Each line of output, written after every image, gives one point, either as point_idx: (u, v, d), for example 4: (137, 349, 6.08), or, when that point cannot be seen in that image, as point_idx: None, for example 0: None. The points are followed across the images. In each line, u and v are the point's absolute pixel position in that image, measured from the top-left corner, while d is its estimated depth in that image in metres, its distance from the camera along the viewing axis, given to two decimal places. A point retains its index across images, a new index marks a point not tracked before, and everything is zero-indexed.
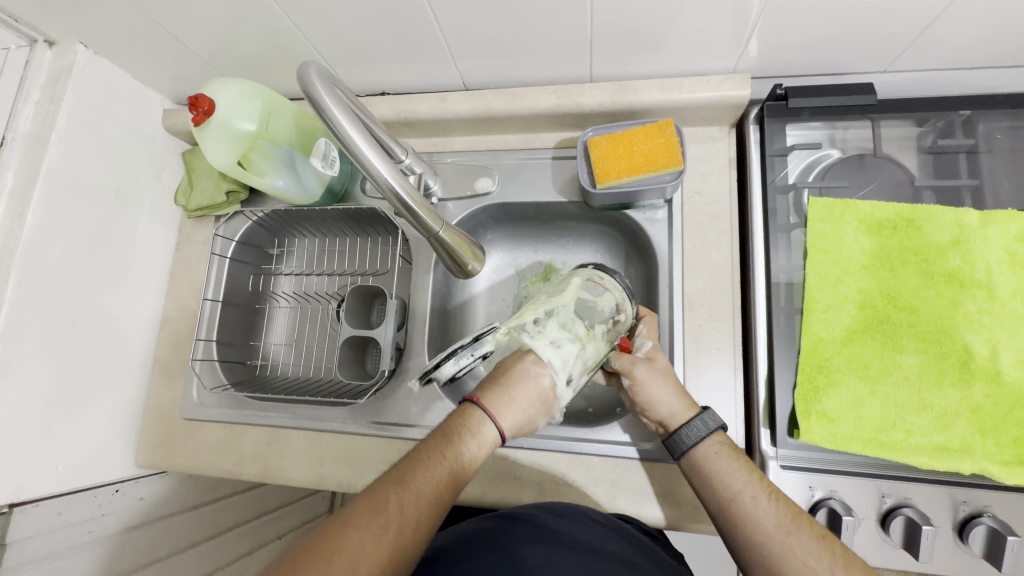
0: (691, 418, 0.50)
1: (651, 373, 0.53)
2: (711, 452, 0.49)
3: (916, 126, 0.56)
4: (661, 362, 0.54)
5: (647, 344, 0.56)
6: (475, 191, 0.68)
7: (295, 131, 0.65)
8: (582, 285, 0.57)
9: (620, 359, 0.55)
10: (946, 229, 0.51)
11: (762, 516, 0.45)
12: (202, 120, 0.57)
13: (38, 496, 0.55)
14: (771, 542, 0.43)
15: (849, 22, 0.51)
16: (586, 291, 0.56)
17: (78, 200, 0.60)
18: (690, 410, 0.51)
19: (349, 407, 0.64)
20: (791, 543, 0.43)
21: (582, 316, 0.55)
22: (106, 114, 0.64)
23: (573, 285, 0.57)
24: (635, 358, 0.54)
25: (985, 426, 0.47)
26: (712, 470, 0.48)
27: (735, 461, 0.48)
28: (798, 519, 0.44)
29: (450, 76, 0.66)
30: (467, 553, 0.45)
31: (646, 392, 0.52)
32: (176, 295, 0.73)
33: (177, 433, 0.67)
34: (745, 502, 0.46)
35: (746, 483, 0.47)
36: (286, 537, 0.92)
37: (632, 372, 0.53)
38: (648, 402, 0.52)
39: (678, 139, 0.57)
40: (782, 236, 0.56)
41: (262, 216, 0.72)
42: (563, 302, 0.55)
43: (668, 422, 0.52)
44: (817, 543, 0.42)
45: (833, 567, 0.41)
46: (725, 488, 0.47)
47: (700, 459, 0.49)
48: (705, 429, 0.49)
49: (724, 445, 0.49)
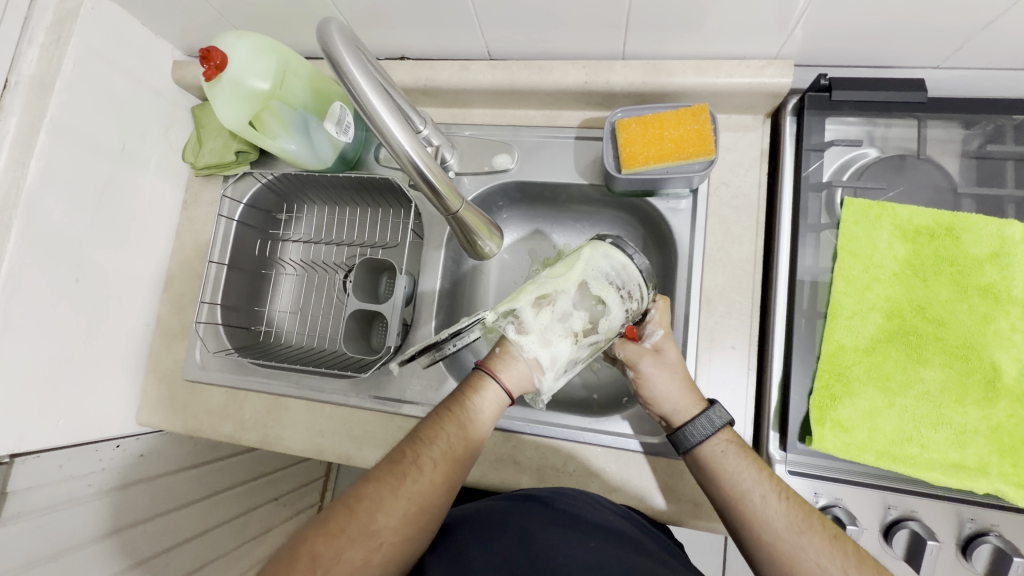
0: (696, 416, 0.49)
1: (657, 368, 0.52)
2: (717, 450, 0.48)
3: (962, 129, 0.53)
4: (670, 356, 0.53)
5: (658, 333, 0.54)
6: (493, 167, 0.65)
7: (311, 94, 0.62)
8: (593, 260, 0.51)
9: (626, 348, 0.54)
10: (985, 241, 0.49)
11: (773, 516, 0.44)
12: (214, 75, 0.54)
13: (40, 447, 0.55)
14: (782, 543, 0.43)
15: (911, 8, 0.47)
16: (597, 265, 0.51)
17: (84, 151, 0.58)
18: (696, 407, 0.50)
19: (351, 379, 0.63)
20: (802, 543, 0.43)
21: (582, 305, 0.51)
22: (112, 63, 0.61)
23: (582, 259, 0.52)
24: (642, 350, 0.53)
25: (1004, 446, 0.45)
26: (719, 469, 0.47)
27: (743, 459, 0.47)
28: (810, 519, 0.44)
29: (474, 44, 0.62)
30: (486, 545, 0.42)
31: (650, 386, 0.52)
32: (183, 255, 0.72)
33: (180, 394, 0.67)
34: (754, 501, 0.45)
35: (755, 481, 0.46)
36: (283, 498, 0.93)
37: (637, 365, 0.53)
38: (651, 397, 0.52)
39: (710, 126, 0.54)
40: (810, 235, 0.54)
41: (272, 179, 0.70)
42: (565, 285, 0.51)
43: (671, 418, 0.51)
44: (831, 545, 0.43)
45: (846, 567, 0.42)
46: (733, 485, 0.46)
47: (705, 456, 0.48)
48: (709, 428, 0.49)
49: (732, 443, 0.48)
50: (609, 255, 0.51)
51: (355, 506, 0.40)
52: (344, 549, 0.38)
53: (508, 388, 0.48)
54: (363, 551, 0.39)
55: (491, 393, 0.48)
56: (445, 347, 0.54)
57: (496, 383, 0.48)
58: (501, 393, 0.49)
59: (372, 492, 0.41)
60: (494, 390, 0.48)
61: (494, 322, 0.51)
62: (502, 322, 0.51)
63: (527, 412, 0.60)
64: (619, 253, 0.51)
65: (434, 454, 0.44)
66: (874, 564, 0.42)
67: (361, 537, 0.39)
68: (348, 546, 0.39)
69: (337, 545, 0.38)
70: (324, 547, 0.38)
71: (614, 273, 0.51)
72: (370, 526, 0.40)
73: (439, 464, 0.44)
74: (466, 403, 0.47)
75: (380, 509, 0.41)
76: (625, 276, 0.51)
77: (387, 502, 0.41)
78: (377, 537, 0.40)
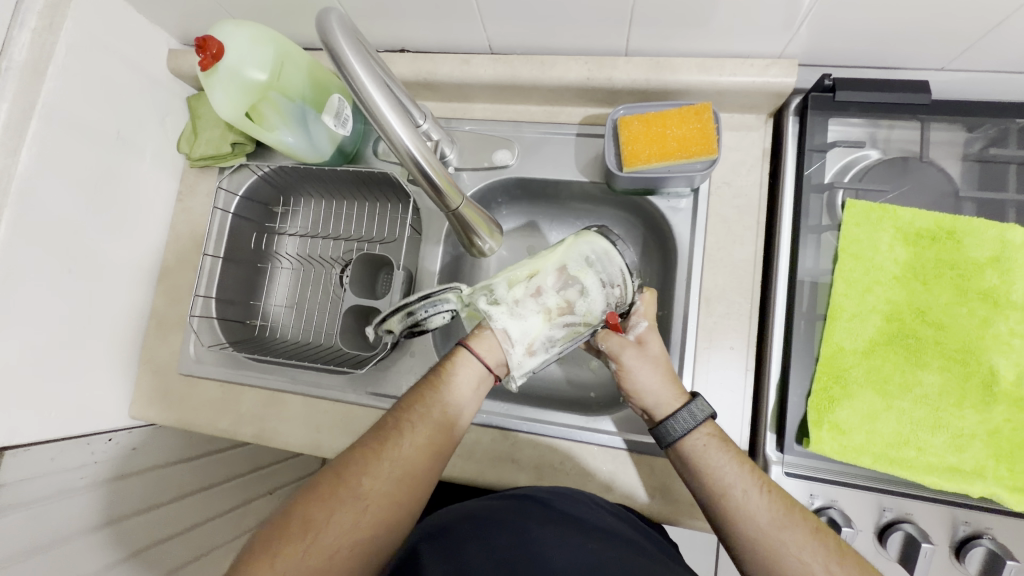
0: (678, 410, 0.49)
1: (639, 361, 0.51)
2: (699, 444, 0.47)
3: (965, 132, 0.53)
4: (652, 349, 0.52)
5: (641, 326, 0.53)
6: (493, 163, 0.64)
7: (310, 85, 0.61)
8: (577, 245, 0.52)
9: (607, 340, 0.52)
10: (986, 245, 0.48)
11: (755, 512, 0.44)
12: (210, 64, 0.53)
13: (31, 440, 0.54)
14: (764, 538, 0.43)
15: (918, 10, 0.46)
16: (580, 249, 0.52)
17: (78, 139, 0.57)
18: (679, 400, 0.49)
19: (347, 375, 0.63)
20: (784, 539, 0.43)
21: (560, 284, 0.51)
22: (107, 50, 0.60)
23: (566, 243, 0.53)
24: (624, 342, 0.51)
25: (1000, 450, 0.45)
26: (702, 464, 0.47)
27: (724, 453, 0.47)
28: (792, 515, 0.44)
29: (476, 38, 0.61)
30: (483, 542, 0.42)
31: (633, 380, 0.51)
32: (178, 247, 0.71)
33: (175, 388, 0.66)
34: (736, 496, 0.45)
35: (737, 476, 0.46)
36: (277, 491, 0.93)
37: (619, 358, 0.51)
38: (633, 390, 0.51)
39: (715, 125, 0.53)
40: (812, 237, 0.53)
41: (269, 171, 0.69)
42: (544, 263, 0.52)
43: (654, 411, 0.50)
44: (811, 537, 0.43)
45: (827, 563, 0.41)
46: (716, 481, 0.46)
47: (687, 451, 0.48)
48: (692, 421, 0.48)
49: (712, 437, 0.48)
50: (590, 240, 0.52)
51: (343, 472, 0.40)
52: (333, 512, 0.38)
53: (486, 362, 0.48)
54: (352, 516, 0.38)
55: (474, 364, 0.48)
56: (416, 313, 0.51)
57: (472, 355, 0.48)
58: (480, 367, 0.48)
59: (359, 457, 0.41)
60: (473, 364, 0.48)
61: (467, 296, 0.51)
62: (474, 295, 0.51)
63: (525, 410, 0.60)
64: (602, 240, 0.52)
65: (422, 421, 0.44)
66: (857, 560, 0.42)
67: (350, 502, 0.39)
68: (338, 511, 0.38)
69: (326, 509, 0.38)
70: (314, 511, 0.38)
71: (594, 252, 0.52)
72: (358, 491, 0.39)
73: (427, 430, 0.43)
74: (447, 372, 0.47)
75: (367, 474, 0.40)
76: (609, 258, 0.52)
77: (374, 467, 0.40)
78: (366, 502, 0.39)
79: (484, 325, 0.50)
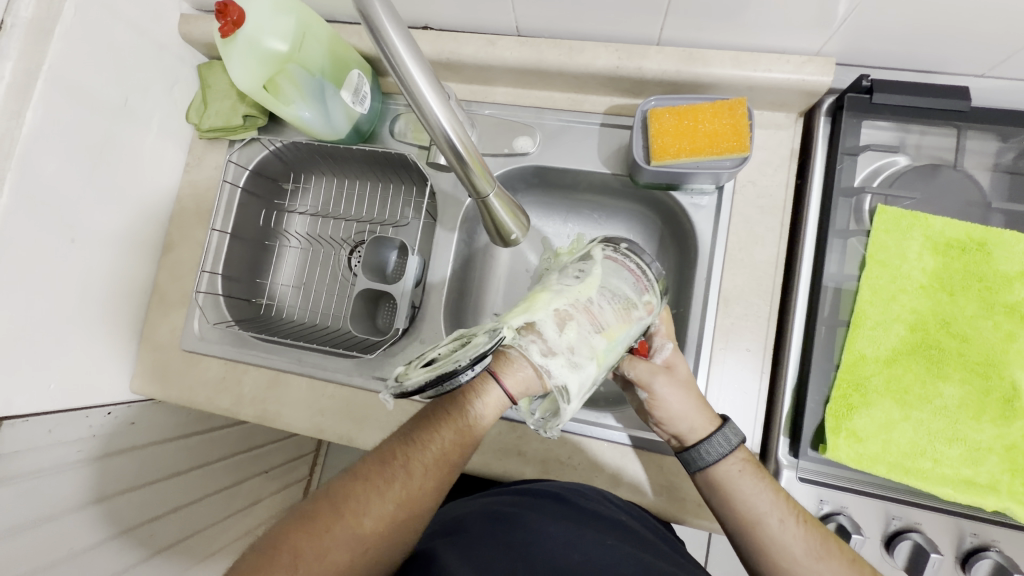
0: (712, 434, 0.48)
1: (672, 387, 0.49)
2: (733, 470, 0.47)
3: (999, 141, 0.52)
4: (681, 372, 0.50)
5: (666, 348, 0.51)
6: (513, 149, 0.63)
7: (329, 59, 0.59)
8: (609, 272, 0.49)
9: (635, 367, 0.50)
10: (1016, 259, 0.48)
11: (791, 542, 0.44)
12: (230, 31, 0.51)
13: (28, 412, 0.52)
14: (800, 569, 0.44)
15: (967, 16, 0.45)
16: (614, 278, 0.49)
17: (83, 101, 0.55)
18: (712, 424, 0.49)
19: (355, 359, 0.62)
20: (821, 570, 0.43)
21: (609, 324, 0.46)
22: (117, 11, 0.57)
23: (598, 268, 0.49)
24: (655, 369, 0.49)
25: (1016, 465, 0.45)
26: (735, 490, 0.46)
27: (759, 481, 0.46)
28: (828, 545, 0.44)
29: (504, 19, 0.59)
30: (495, 543, 0.40)
31: (665, 406, 0.49)
32: (183, 220, 0.69)
33: (177, 364, 0.65)
34: (772, 525, 0.45)
35: (773, 504, 0.46)
36: (272, 471, 0.92)
37: (651, 386, 0.49)
38: (665, 417, 0.49)
39: (747, 122, 0.52)
40: (837, 241, 0.52)
41: (280, 147, 0.67)
42: (585, 296, 0.47)
43: (687, 436, 0.49)
44: (847, 569, 0.43)
45: None
46: (751, 508, 0.46)
47: (719, 477, 0.47)
48: (726, 447, 0.47)
49: (747, 463, 0.48)
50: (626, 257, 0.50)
51: (340, 504, 0.36)
52: (328, 549, 0.35)
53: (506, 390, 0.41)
54: (348, 555, 0.35)
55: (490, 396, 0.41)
56: (461, 377, 0.39)
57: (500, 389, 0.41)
58: (503, 398, 0.42)
59: (358, 489, 0.37)
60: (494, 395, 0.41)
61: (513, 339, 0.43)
62: (521, 338, 0.43)
63: None
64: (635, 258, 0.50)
65: (427, 456, 0.39)
66: None
67: (345, 536, 0.36)
68: (331, 546, 0.35)
69: (320, 542, 0.35)
70: (306, 545, 0.35)
71: (632, 294, 0.48)
72: (356, 529, 0.36)
73: (431, 466, 0.39)
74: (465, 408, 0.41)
75: (366, 510, 0.36)
76: (640, 283, 0.49)
77: (373, 503, 0.37)
78: (362, 540, 0.36)
79: (519, 357, 0.43)
